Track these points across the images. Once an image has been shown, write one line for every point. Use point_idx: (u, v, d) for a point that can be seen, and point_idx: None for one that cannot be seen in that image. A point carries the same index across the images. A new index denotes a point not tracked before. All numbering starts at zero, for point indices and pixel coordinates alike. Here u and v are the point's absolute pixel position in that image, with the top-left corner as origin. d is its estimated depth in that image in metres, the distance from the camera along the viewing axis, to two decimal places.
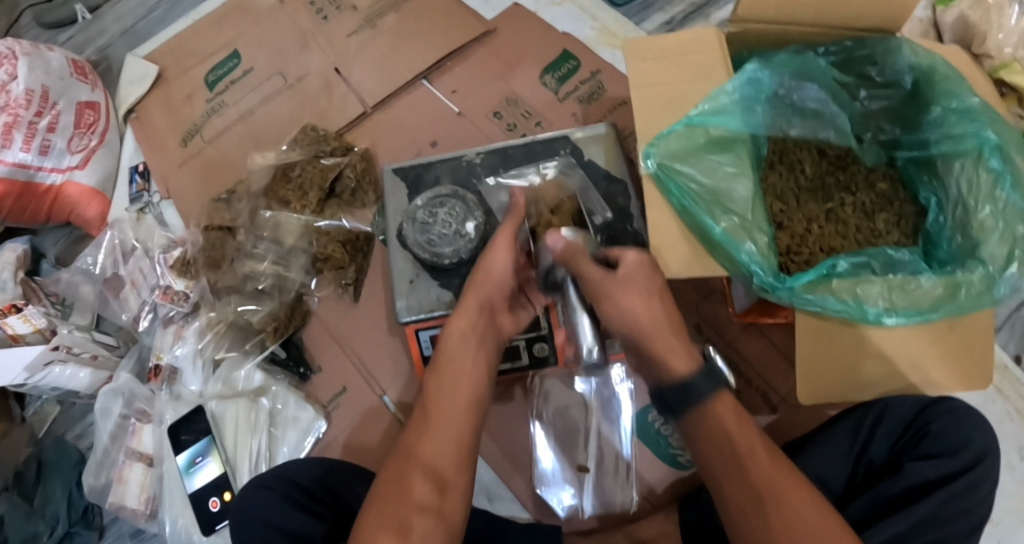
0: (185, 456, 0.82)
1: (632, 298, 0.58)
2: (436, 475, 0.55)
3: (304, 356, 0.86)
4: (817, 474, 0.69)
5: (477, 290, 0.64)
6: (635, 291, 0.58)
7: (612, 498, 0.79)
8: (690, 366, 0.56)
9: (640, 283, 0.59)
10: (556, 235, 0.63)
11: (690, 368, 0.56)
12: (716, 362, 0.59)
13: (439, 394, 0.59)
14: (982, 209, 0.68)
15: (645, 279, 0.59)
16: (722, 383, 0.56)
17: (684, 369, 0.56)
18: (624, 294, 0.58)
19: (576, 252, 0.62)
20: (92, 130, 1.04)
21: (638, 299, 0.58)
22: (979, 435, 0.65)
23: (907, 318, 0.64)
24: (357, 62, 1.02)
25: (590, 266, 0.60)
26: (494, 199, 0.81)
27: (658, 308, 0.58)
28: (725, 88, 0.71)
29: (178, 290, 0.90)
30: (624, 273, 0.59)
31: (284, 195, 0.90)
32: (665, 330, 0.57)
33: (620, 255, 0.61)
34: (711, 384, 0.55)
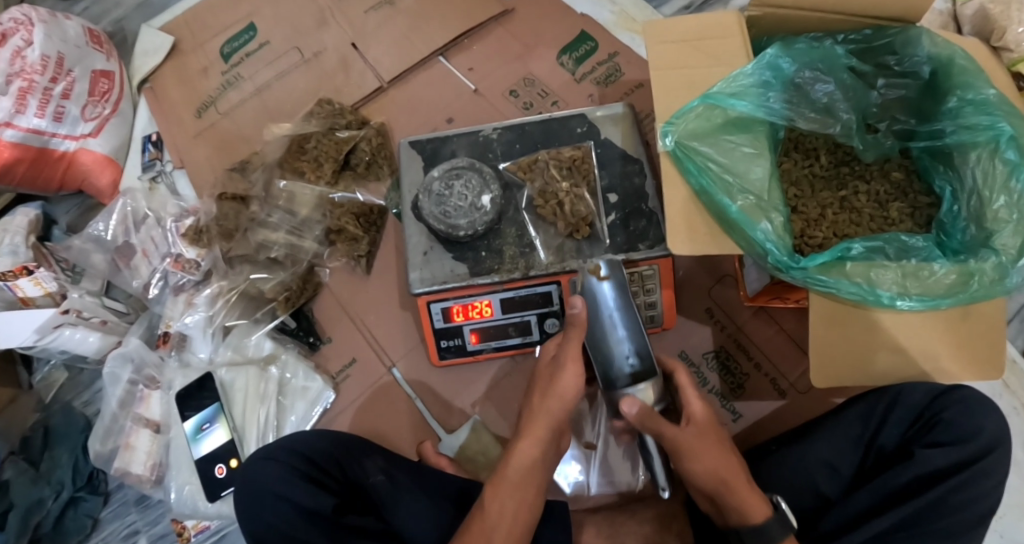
0: (191, 423, 0.82)
1: (707, 458, 0.59)
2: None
3: (314, 327, 0.86)
4: (826, 460, 0.70)
5: (546, 421, 0.62)
6: (708, 444, 0.60)
7: (618, 477, 0.79)
8: (766, 513, 0.58)
9: (712, 436, 0.61)
10: (629, 399, 0.61)
11: (765, 517, 0.58)
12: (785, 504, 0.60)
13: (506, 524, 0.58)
14: (997, 200, 0.69)
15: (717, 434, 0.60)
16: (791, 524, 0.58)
17: (763, 519, 0.58)
18: (699, 452, 0.59)
19: (650, 413, 0.61)
20: (107, 98, 1.04)
21: (712, 454, 0.59)
22: (990, 424, 0.65)
23: (920, 303, 0.64)
24: (374, 39, 1.02)
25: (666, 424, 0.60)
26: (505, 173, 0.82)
27: (734, 464, 0.60)
28: (744, 70, 0.71)
29: (190, 259, 0.89)
30: (697, 426, 0.60)
31: (298, 166, 0.91)
32: (741, 488, 0.59)
33: (684, 396, 0.63)
34: (783, 529, 0.57)
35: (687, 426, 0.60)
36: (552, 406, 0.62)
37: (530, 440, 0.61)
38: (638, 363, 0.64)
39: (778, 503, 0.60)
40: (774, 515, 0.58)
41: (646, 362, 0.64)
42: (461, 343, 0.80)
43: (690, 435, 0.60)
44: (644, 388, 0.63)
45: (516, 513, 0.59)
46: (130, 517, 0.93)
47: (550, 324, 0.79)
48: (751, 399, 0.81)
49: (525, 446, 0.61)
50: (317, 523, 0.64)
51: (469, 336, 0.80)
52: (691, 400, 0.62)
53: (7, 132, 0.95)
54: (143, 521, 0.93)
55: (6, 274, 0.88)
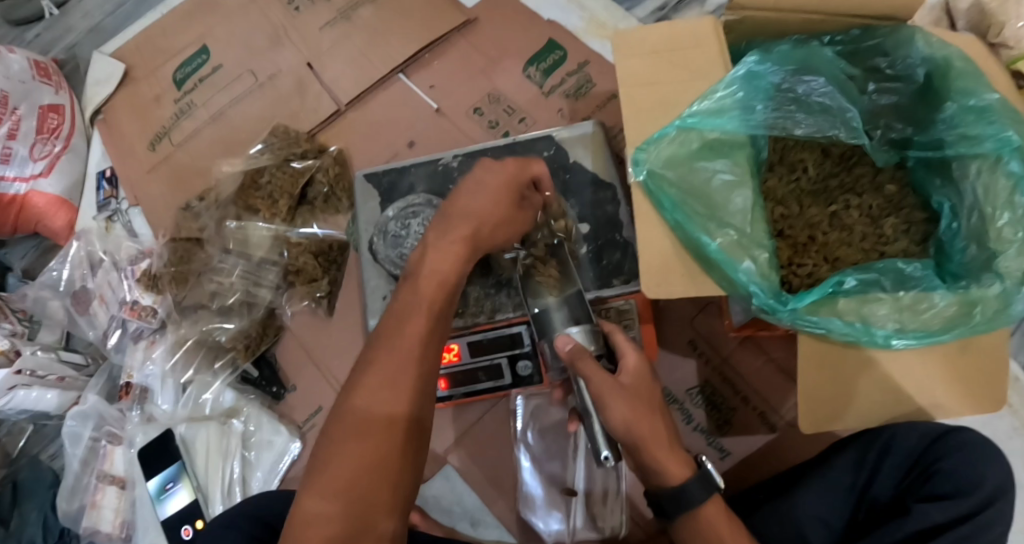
0: (154, 482, 0.79)
1: (636, 415, 0.53)
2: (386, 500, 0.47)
3: (276, 375, 0.81)
4: (818, 515, 0.64)
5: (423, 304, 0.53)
6: (638, 397, 0.54)
7: (600, 523, 0.74)
8: (684, 476, 0.54)
9: (644, 394, 0.55)
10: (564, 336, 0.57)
11: (681, 473, 0.54)
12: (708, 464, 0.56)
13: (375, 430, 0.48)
14: (1001, 217, 0.62)
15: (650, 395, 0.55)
16: (714, 484, 0.54)
17: (682, 482, 0.54)
18: (628, 416, 0.54)
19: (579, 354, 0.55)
20: (56, 135, 0.99)
21: (642, 414, 0.53)
22: (993, 473, 0.59)
23: (917, 341, 0.59)
24: (331, 58, 0.96)
25: (599, 373, 0.54)
26: None
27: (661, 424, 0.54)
28: (720, 87, 0.65)
29: (146, 306, 0.84)
30: (630, 381, 0.55)
31: (253, 203, 0.85)
32: (662, 444, 0.53)
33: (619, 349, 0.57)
34: (704, 491, 0.54)
35: (621, 378, 0.55)
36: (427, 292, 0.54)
37: (406, 331, 0.51)
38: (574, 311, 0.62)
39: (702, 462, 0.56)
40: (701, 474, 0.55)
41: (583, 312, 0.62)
42: None
43: (620, 389, 0.54)
44: (580, 330, 0.59)
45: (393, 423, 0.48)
46: None
47: (521, 367, 0.74)
48: (739, 435, 0.75)
49: (397, 335, 0.51)
50: None
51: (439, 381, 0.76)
52: (625, 349, 0.57)
53: None
54: None
55: None
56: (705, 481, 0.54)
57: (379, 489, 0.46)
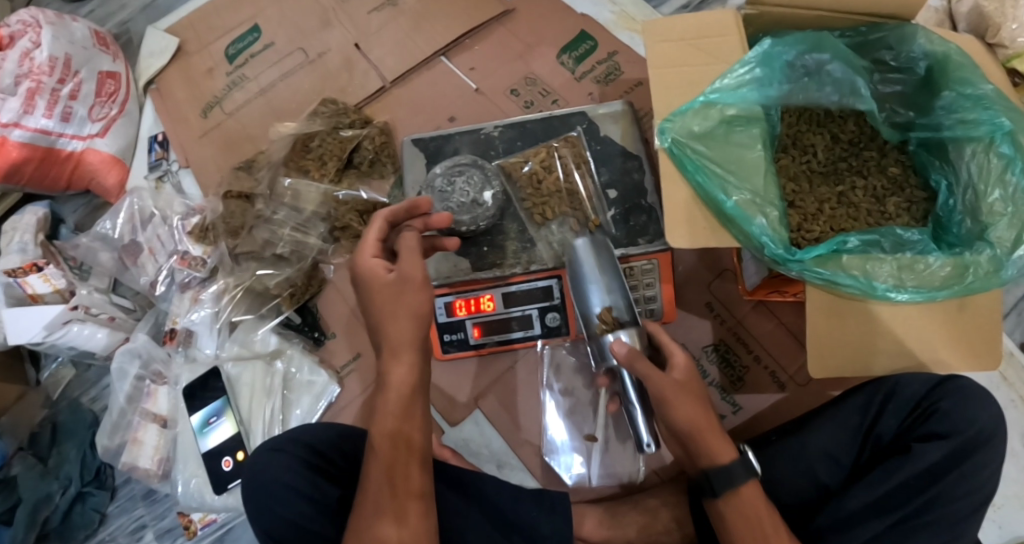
0: (198, 417, 0.83)
1: (687, 408, 0.61)
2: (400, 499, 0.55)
3: (318, 322, 0.87)
4: (827, 451, 0.71)
5: (408, 317, 0.59)
6: (687, 392, 0.61)
7: (620, 468, 0.80)
8: (732, 456, 0.61)
9: (691, 392, 0.62)
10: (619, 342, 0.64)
11: (729, 457, 0.61)
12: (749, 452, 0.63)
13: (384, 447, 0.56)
14: (992, 193, 0.70)
15: (697, 390, 0.62)
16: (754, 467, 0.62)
17: (729, 461, 0.60)
18: (678, 401, 0.61)
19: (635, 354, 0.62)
20: (113, 99, 1.05)
21: (692, 404, 0.61)
22: (985, 416, 0.65)
23: (915, 295, 0.65)
24: (378, 39, 1.03)
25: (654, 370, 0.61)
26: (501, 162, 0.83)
27: (710, 414, 0.62)
28: (741, 67, 0.73)
29: (196, 256, 0.91)
30: (680, 376, 0.62)
31: (303, 165, 0.92)
32: (711, 427, 0.61)
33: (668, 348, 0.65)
34: (747, 473, 0.61)
35: (672, 375, 0.62)
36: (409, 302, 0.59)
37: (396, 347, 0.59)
38: (619, 318, 0.68)
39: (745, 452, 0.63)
40: (739, 458, 0.61)
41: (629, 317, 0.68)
42: (465, 338, 0.81)
43: (673, 385, 0.61)
44: (627, 333, 0.66)
45: (394, 438, 0.57)
46: (137, 512, 0.94)
47: (550, 319, 0.80)
48: (750, 392, 0.81)
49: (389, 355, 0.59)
50: (325, 513, 0.66)
51: (472, 330, 0.81)
52: (673, 350, 0.64)
53: (16, 132, 0.97)
54: (150, 515, 0.94)
55: (15, 271, 0.89)
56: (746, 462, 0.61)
57: (397, 489, 0.55)
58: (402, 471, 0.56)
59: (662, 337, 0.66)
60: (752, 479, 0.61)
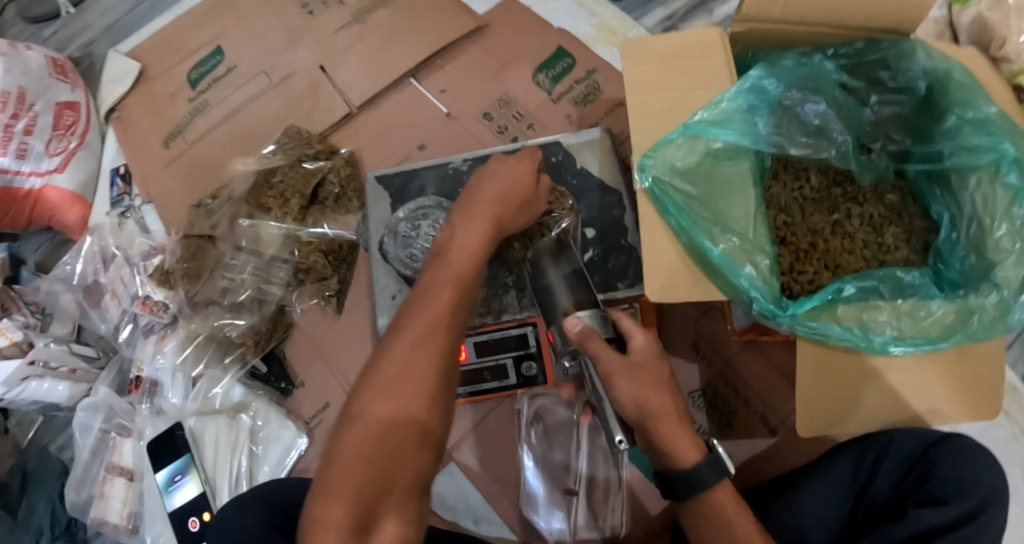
0: (163, 475, 0.79)
1: (639, 387, 0.54)
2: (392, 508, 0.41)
3: (286, 371, 0.84)
4: (818, 515, 0.65)
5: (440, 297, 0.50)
6: (646, 374, 0.54)
7: (601, 522, 0.76)
8: (697, 458, 0.54)
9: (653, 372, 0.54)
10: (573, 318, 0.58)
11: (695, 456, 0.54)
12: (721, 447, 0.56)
13: (384, 425, 0.43)
14: (999, 228, 0.64)
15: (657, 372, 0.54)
16: (725, 468, 0.55)
17: (696, 460, 0.54)
18: (632, 381, 0.54)
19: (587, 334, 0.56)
20: (72, 131, 1.01)
21: (647, 388, 0.53)
22: (986, 478, 0.61)
23: (915, 347, 0.60)
24: (344, 60, 0.97)
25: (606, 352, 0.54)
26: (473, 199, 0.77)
27: (670, 400, 0.54)
28: (725, 95, 0.67)
29: (157, 301, 0.85)
30: (640, 357, 0.55)
31: (264, 202, 0.87)
32: (674, 421, 0.54)
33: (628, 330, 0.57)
34: (716, 473, 0.54)
35: (628, 356, 0.55)
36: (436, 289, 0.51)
37: (421, 318, 0.48)
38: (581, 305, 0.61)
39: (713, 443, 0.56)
40: (706, 457, 0.54)
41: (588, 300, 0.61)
42: None
43: (623, 365, 0.54)
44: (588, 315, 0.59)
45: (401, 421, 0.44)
46: None
47: (526, 367, 0.75)
48: (739, 438, 0.77)
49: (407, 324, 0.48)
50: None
51: None
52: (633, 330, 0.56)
53: None
54: None
55: None
56: (715, 463, 0.54)
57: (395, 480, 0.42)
58: (409, 465, 0.43)
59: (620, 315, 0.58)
60: (724, 480, 0.55)
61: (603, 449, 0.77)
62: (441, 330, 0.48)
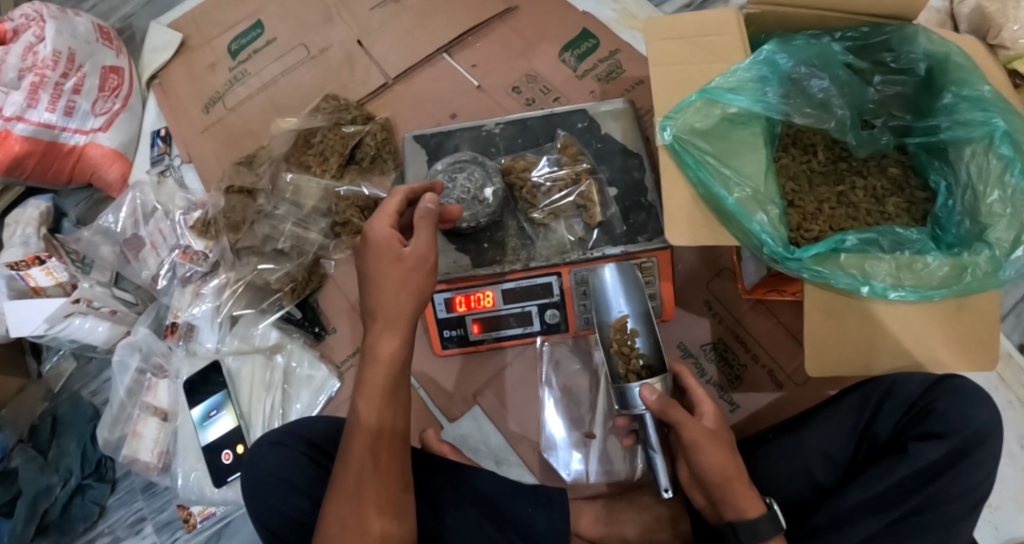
0: (198, 410, 0.84)
1: (717, 456, 0.60)
2: (376, 503, 0.55)
3: (319, 317, 0.87)
4: (823, 451, 0.70)
5: (392, 333, 0.58)
6: (720, 443, 0.61)
7: (617, 465, 0.81)
8: (761, 510, 0.59)
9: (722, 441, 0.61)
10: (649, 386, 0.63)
11: (757, 511, 0.59)
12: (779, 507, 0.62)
13: (367, 443, 0.56)
14: (991, 194, 0.70)
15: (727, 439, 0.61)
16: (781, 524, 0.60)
17: (757, 516, 0.59)
18: (709, 448, 0.60)
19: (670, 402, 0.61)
20: (116, 93, 1.06)
21: (727, 457, 0.60)
22: (982, 414, 0.65)
23: (913, 295, 0.66)
24: (380, 36, 1.03)
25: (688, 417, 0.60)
26: (498, 157, 0.85)
27: (739, 464, 0.61)
28: (742, 66, 0.73)
29: (198, 251, 0.91)
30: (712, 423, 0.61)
31: (305, 160, 0.92)
32: (743, 487, 0.60)
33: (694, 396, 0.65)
34: (774, 529, 0.59)
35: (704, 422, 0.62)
36: (385, 340, 0.58)
37: (381, 339, 0.58)
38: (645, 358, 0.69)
39: (771, 504, 0.61)
40: (767, 514, 0.59)
41: (655, 361, 0.68)
42: (463, 334, 0.82)
43: (704, 430, 0.60)
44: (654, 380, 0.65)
45: (378, 434, 0.57)
46: (136, 505, 0.95)
47: (550, 315, 0.80)
48: (748, 391, 0.82)
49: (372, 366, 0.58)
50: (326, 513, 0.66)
51: (472, 326, 0.81)
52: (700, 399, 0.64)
53: (19, 126, 0.97)
54: (149, 508, 0.94)
55: (18, 263, 0.90)
56: (776, 520, 0.59)
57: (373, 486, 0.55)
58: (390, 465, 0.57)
59: (687, 381, 0.67)
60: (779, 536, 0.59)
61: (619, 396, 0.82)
62: (399, 367, 0.58)
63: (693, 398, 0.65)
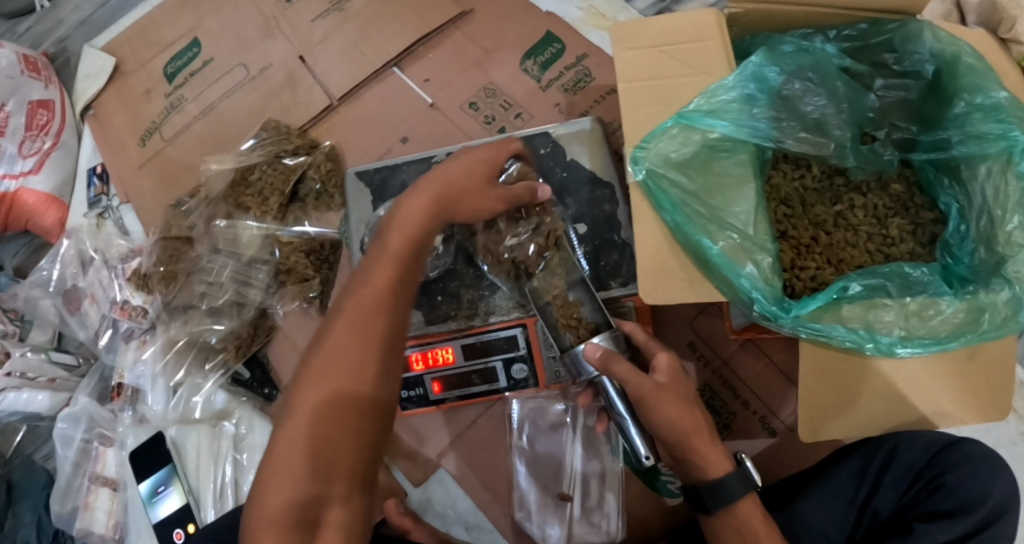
0: (146, 485, 0.78)
1: (674, 407, 0.55)
2: (341, 486, 0.45)
3: (269, 377, 0.80)
4: (818, 528, 0.61)
5: (407, 236, 0.52)
6: (676, 395, 0.56)
7: (595, 531, 0.73)
8: (727, 469, 0.55)
9: (680, 392, 0.56)
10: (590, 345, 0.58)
11: (725, 469, 0.55)
12: (750, 462, 0.57)
13: (323, 412, 0.46)
14: (1011, 220, 0.59)
15: (685, 392, 0.56)
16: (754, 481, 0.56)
17: (723, 475, 0.55)
18: (662, 402, 0.55)
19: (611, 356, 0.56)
20: (46, 131, 0.97)
21: (682, 410, 0.55)
22: (998, 488, 0.57)
23: (924, 349, 0.57)
24: (323, 51, 0.93)
25: (634, 373, 0.55)
26: None
27: (700, 418, 0.56)
28: (723, 85, 0.63)
29: (136, 305, 0.84)
30: (665, 378, 0.56)
31: (242, 201, 0.84)
32: (703, 438, 0.55)
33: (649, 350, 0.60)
34: (744, 485, 0.55)
35: (656, 376, 0.57)
36: (393, 246, 0.51)
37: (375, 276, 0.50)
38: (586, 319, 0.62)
39: (742, 460, 0.57)
40: (735, 471, 0.55)
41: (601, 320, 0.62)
42: (423, 394, 0.74)
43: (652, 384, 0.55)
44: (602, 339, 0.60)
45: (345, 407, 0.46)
46: None
47: (516, 369, 0.72)
48: (739, 439, 0.74)
49: (352, 300, 0.49)
50: None
51: (431, 385, 0.74)
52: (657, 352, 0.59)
53: None
54: None
55: None
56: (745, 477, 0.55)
57: (327, 460, 0.45)
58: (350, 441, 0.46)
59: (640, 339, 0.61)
60: (751, 495, 0.56)
61: (595, 455, 0.74)
62: (394, 299, 0.49)
63: (650, 354, 0.60)
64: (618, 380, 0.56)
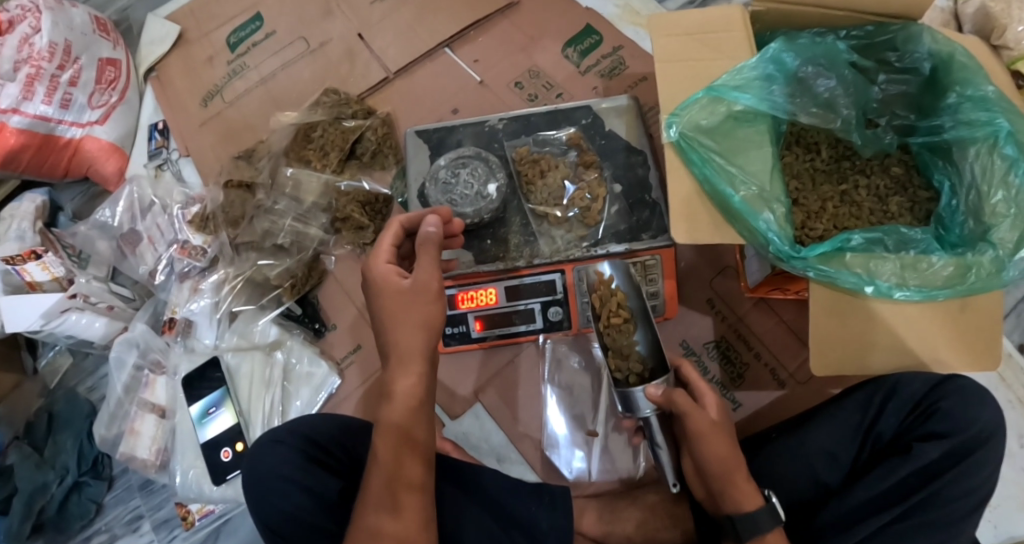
0: (197, 407, 0.83)
1: (720, 445, 0.63)
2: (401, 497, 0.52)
3: (319, 313, 0.87)
4: (826, 449, 0.70)
5: (408, 371, 0.55)
6: (723, 432, 0.64)
7: (618, 464, 0.80)
8: (758, 504, 0.61)
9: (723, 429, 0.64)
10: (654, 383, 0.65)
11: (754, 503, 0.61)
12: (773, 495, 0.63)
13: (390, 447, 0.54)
14: (995, 194, 0.69)
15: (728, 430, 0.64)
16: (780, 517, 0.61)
17: (753, 509, 0.60)
18: (712, 438, 0.63)
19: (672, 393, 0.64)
20: (113, 86, 1.04)
21: (727, 447, 0.63)
22: (986, 416, 0.65)
23: (918, 294, 0.65)
24: (381, 30, 1.02)
25: (694, 407, 0.63)
26: (502, 149, 0.84)
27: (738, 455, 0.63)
28: (747, 64, 0.72)
29: (196, 245, 0.90)
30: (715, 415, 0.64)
31: (305, 155, 0.91)
32: (741, 471, 0.63)
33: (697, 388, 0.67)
34: (773, 521, 0.60)
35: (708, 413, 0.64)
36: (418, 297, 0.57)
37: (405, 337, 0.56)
38: (647, 364, 0.70)
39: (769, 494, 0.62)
40: (765, 506, 0.60)
41: (657, 363, 0.70)
42: (465, 331, 0.81)
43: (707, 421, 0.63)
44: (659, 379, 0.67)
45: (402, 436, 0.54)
46: (134, 502, 0.94)
47: (553, 313, 0.79)
48: (750, 389, 0.81)
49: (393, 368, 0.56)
50: (323, 506, 0.66)
51: (474, 323, 0.80)
52: (704, 391, 0.66)
53: (14, 119, 0.96)
54: (147, 505, 0.93)
55: (13, 258, 0.89)
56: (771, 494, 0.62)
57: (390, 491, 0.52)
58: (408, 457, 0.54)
59: (690, 374, 0.68)
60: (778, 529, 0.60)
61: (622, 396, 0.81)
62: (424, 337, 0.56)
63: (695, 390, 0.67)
64: (680, 409, 0.63)
